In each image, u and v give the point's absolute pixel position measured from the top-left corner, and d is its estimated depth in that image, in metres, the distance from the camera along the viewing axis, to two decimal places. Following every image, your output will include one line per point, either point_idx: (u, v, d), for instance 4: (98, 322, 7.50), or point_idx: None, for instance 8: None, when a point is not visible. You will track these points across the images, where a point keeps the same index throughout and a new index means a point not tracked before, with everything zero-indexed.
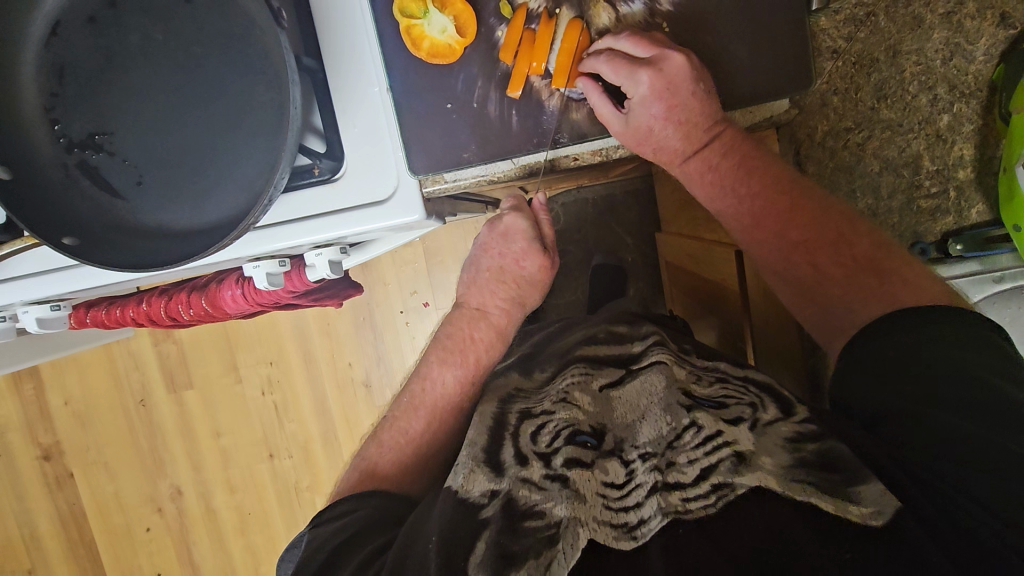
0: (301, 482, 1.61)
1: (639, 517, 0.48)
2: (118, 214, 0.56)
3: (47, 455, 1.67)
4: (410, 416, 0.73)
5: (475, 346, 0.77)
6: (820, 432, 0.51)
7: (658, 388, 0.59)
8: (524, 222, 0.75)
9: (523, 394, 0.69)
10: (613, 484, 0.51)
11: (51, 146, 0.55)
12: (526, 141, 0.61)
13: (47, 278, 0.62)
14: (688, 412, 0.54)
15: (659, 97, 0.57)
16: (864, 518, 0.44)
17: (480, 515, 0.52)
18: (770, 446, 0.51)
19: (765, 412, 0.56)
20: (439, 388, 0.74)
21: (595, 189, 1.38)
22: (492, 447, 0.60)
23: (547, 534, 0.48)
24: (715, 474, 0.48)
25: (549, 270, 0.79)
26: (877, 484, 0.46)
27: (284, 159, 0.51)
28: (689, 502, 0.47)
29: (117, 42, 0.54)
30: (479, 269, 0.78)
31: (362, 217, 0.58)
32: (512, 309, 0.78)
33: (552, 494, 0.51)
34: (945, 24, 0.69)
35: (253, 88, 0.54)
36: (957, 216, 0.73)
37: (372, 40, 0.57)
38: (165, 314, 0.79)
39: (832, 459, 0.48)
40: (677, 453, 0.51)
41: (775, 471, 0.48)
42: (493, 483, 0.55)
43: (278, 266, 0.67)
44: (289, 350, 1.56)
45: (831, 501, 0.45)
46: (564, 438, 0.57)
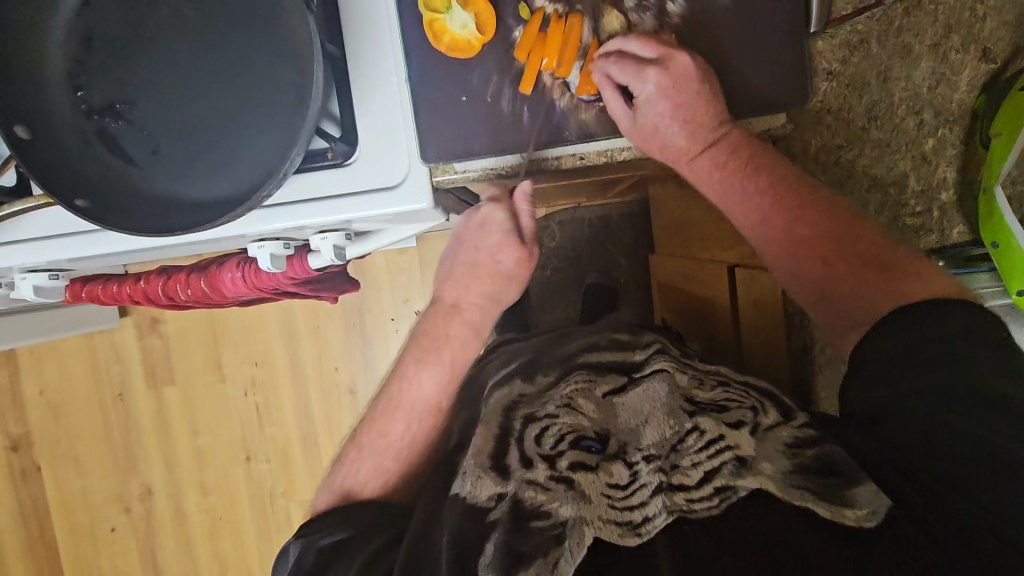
0: (276, 488, 1.58)
1: (644, 515, 0.49)
2: (130, 180, 0.57)
3: (14, 446, 1.62)
4: (388, 419, 0.73)
5: (449, 344, 0.72)
6: (817, 437, 0.54)
7: (661, 394, 0.60)
8: (502, 215, 0.69)
9: (525, 398, 0.67)
10: (618, 485, 0.51)
11: (71, 110, 0.56)
12: (537, 138, 0.62)
13: (51, 242, 0.62)
14: (690, 417, 0.56)
15: (665, 95, 0.59)
16: (860, 521, 0.47)
17: (487, 518, 0.53)
18: (771, 452, 0.53)
19: (766, 416, 0.58)
20: (418, 391, 0.72)
21: (591, 209, 1.42)
22: (498, 453, 0.59)
23: (555, 534, 0.49)
24: (720, 477, 0.50)
25: (529, 262, 0.72)
26: (871, 486, 0.49)
27: (300, 141, 0.54)
28: (693, 503, 0.49)
29: (148, 16, 0.56)
30: (455, 263, 0.72)
31: (370, 201, 0.60)
32: (487, 309, 0.72)
33: (557, 495, 0.52)
34: (932, 55, 0.70)
35: (276, 68, 0.56)
36: (941, 235, 0.76)
37: (394, 33, 0.59)
38: (162, 293, 0.78)
39: (829, 465, 0.51)
40: (681, 456, 0.52)
41: (774, 477, 0.50)
42: (500, 487, 0.56)
43: (282, 247, 0.68)
44: (277, 351, 1.55)
45: (829, 506, 0.48)
46: (568, 442, 0.57)
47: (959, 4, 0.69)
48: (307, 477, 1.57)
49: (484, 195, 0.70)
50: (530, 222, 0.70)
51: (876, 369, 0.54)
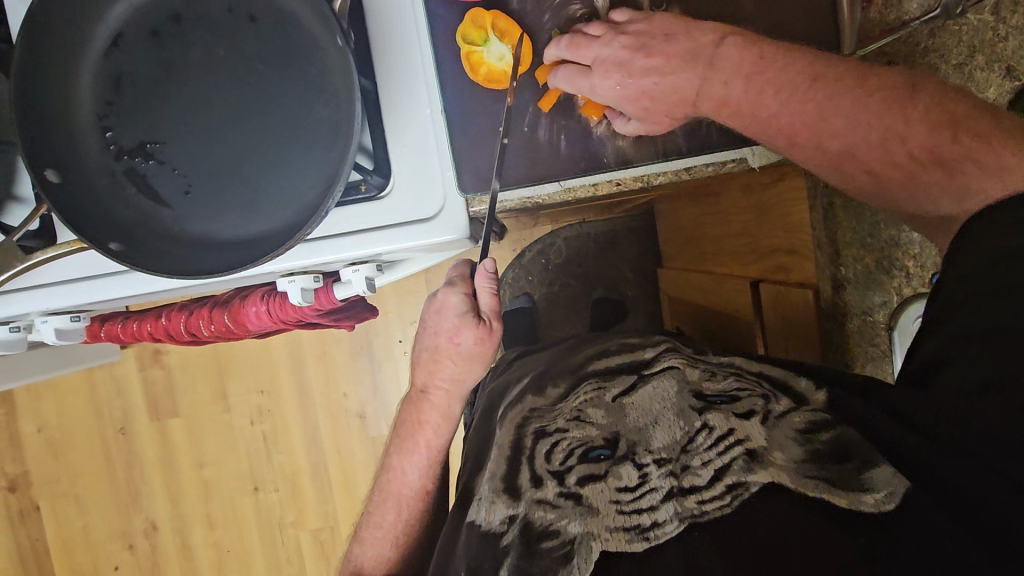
0: (285, 518, 1.55)
1: (655, 519, 0.45)
2: (164, 222, 0.56)
3: (12, 486, 1.57)
4: (381, 511, 0.74)
5: (423, 431, 0.73)
6: (832, 420, 0.51)
7: (669, 393, 0.56)
8: (457, 298, 0.67)
9: (537, 412, 0.62)
10: (625, 487, 0.48)
11: (101, 152, 0.55)
12: (572, 165, 0.61)
13: (78, 286, 0.61)
14: (699, 413, 0.52)
15: (613, 70, 0.57)
16: (879, 505, 0.44)
17: (501, 544, 0.50)
18: (782, 441, 0.49)
19: (777, 403, 0.53)
20: (401, 479, 0.74)
21: (597, 225, 1.42)
22: (509, 472, 0.56)
23: (563, 553, 0.46)
24: (731, 473, 0.46)
25: (490, 339, 0.69)
26: (886, 468, 0.46)
27: (340, 181, 0.52)
28: (705, 504, 0.45)
29: (179, 55, 0.55)
30: (419, 349, 0.72)
31: (408, 233, 0.60)
32: (453, 394, 0.71)
33: (566, 512, 0.49)
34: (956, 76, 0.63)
35: (310, 105, 0.56)
36: None
37: (426, 66, 0.59)
38: (184, 330, 0.77)
39: (843, 450, 0.48)
40: (691, 456, 0.48)
41: (787, 468, 0.46)
42: (511, 508, 0.52)
43: (313, 281, 0.68)
44: (283, 379, 1.53)
45: (846, 494, 0.44)
46: (577, 456, 0.53)
47: (982, 23, 0.61)
48: (317, 505, 1.54)
49: (450, 275, 0.70)
50: (488, 296, 0.68)
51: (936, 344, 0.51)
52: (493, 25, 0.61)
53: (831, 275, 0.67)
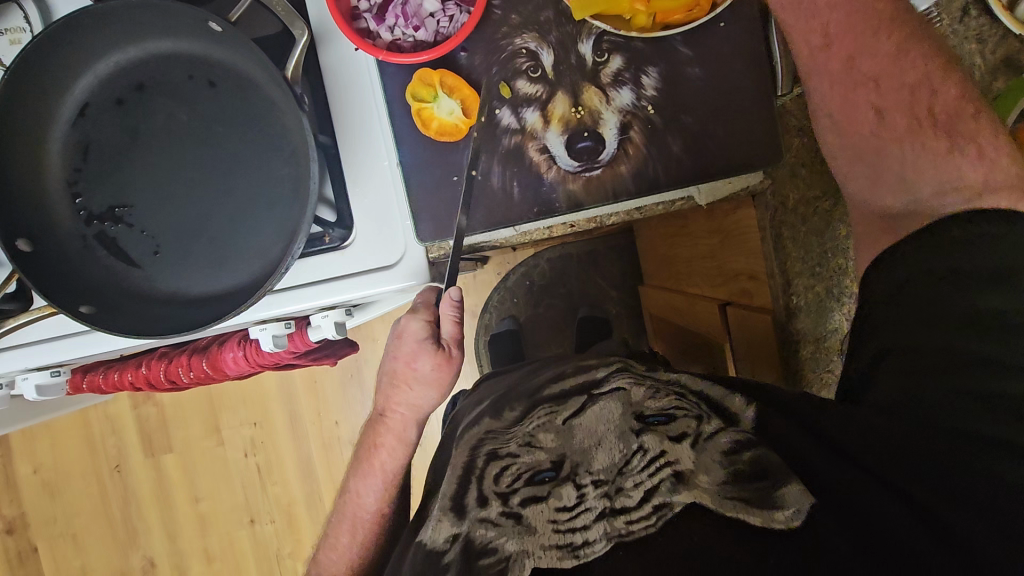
0: (282, 549, 1.56)
1: (585, 538, 0.47)
2: (133, 282, 0.58)
3: (10, 529, 1.58)
4: (338, 533, 0.75)
5: (379, 454, 0.75)
6: (753, 441, 0.52)
7: (614, 415, 0.55)
8: (419, 325, 0.69)
9: (491, 434, 0.62)
10: (564, 507, 0.49)
11: (72, 218, 0.57)
12: (527, 210, 0.62)
13: (56, 344, 0.63)
14: (637, 436, 0.52)
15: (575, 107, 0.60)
16: (788, 522, 0.45)
17: (442, 561, 0.51)
18: (708, 463, 0.50)
19: (709, 424, 0.54)
20: (357, 501, 0.75)
21: (577, 245, 1.44)
22: (457, 493, 0.57)
23: (499, 570, 0.48)
24: (657, 494, 0.48)
25: (450, 365, 0.71)
26: (798, 484, 0.48)
27: (300, 235, 0.54)
28: (632, 525, 0.47)
29: (142, 121, 0.58)
30: (381, 372, 0.74)
31: (372, 280, 0.62)
32: (409, 419, 0.73)
33: (505, 531, 0.50)
34: None
35: (271, 164, 0.58)
36: None
37: (383, 119, 0.62)
38: (164, 377, 0.77)
39: (763, 471, 0.49)
40: (625, 478, 0.49)
41: (709, 490, 0.47)
42: (456, 527, 0.53)
43: (284, 327, 0.70)
44: (274, 410, 1.54)
45: (759, 513, 0.46)
46: (523, 479, 0.53)
47: None
48: (314, 535, 1.55)
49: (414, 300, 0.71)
50: (449, 324, 0.69)
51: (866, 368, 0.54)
52: (443, 82, 0.62)
53: (786, 303, 0.69)
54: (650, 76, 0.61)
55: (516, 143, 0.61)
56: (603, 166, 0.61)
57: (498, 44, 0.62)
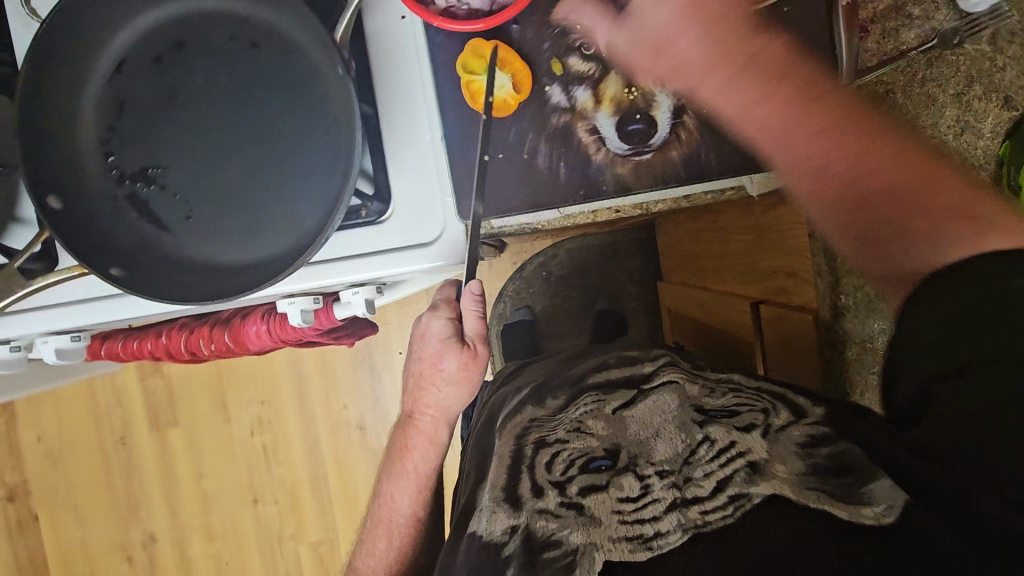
0: (284, 530, 1.55)
1: (657, 530, 0.43)
2: (163, 246, 0.56)
3: (11, 496, 1.57)
4: (375, 539, 0.75)
5: (410, 456, 0.73)
6: (833, 436, 0.47)
7: (671, 406, 0.55)
8: (442, 325, 0.68)
9: (536, 424, 0.61)
10: (628, 497, 0.47)
11: (103, 178, 0.56)
12: (572, 192, 0.61)
13: (79, 307, 0.62)
14: (700, 427, 0.51)
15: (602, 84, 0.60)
16: (879, 519, 0.39)
17: (502, 554, 0.49)
18: (784, 454, 0.47)
19: (777, 417, 0.51)
20: (392, 506, 0.74)
21: (597, 238, 1.42)
22: (509, 484, 0.55)
23: (566, 563, 0.44)
24: (732, 484, 0.44)
25: (477, 363, 0.69)
26: (887, 480, 0.42)
27: (340, 207, 0.51)
28: (708, 515, 0.43)
29: (180, 80, 0.56)
30: (408, 375, 0.73)
31: (409, 257, 0.60)
32: (439, 421, 0.71)
33: (567, 522, 0.48)
34: (955, 104, 0.65)
35: (312, 131, 0.56)
36: None
37: (428, 92, 0.60)
38: (185, 349, 0.76)
39: (848, 463, 0.44)
40: (692, 468, 0.47)
41: (789, 479, 0.44)
42: (513, 518, 0.51)
43: (312, 302, 0.68)
44: (283, 390, 1.53)
45: (845, 507, 0.40)
46: (578, 467, 0.52)
47: (980, 52, 0.64)
48: (317, 518, 1.54)
49: (438, 299, 0.71)
50: (473, 322, 0.68)
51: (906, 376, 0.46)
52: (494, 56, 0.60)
53: (832, 303, 0.68)
54: None
55: (565, 122, 0.61)
56: (653, 150, 0.60)
57: (552, 19, 0.60)
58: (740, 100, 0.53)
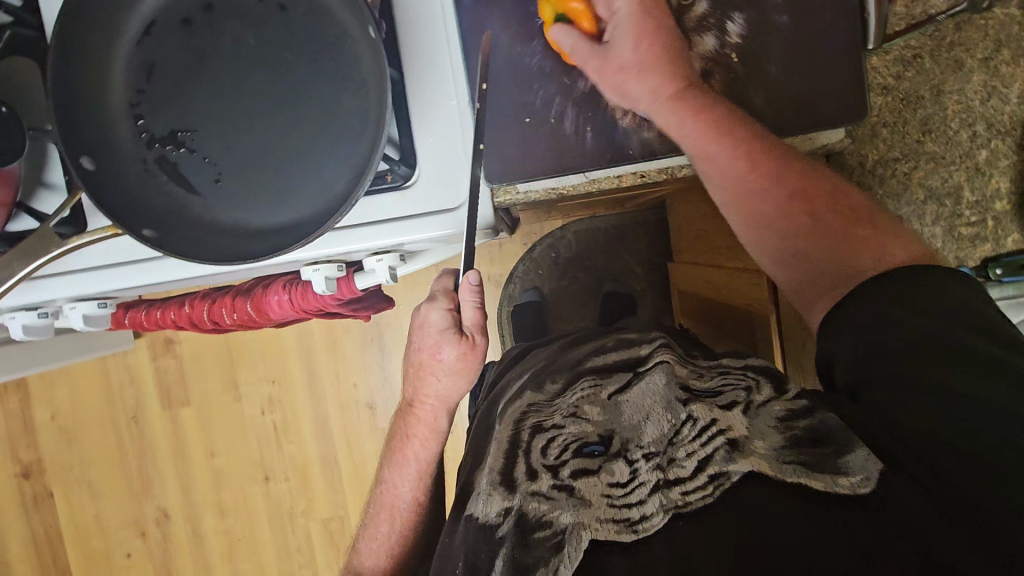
0: (295, 507, 1.57)
1: (642, 513, 0.47)
2: (192, 209, 0.56)
3: (26, 472, 1.59)
4: (377, 521, 0.77)
5: (412, 444, 0.75)
6: (812, 407, 0.52)
7: (659, 385, 0.55)
8: (438, 316, 0.68)
9: (534, 408, 0.62)
10: (618, 482, 0.50)
11: (133, 141, 0.56)
12: (600, 157, 0.63)
13: (109, 272, 0.63)
14: (684, 405, 0.53)
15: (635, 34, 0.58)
16: (853, 489, 0.45)
17: (496, 535, 0.52)
18: (763, 429, 0.51)
19: (759, 394, 0.55)
20: (394, 490, 0.76)
21: (608, 218, 1.41)
22: (506, 466, 0.56)
23: (555, 543, 0.48)
24: (712, 464, 0.48)
25: (474, 353, 0.69)
26: (862, 450, 0.47)
27: (369, 173, 0.53)
28: (688, 496, 0.47)
29: (209, 44, 0.56)
30: (409, 365, 0.73)
31: (435, 223, 0.61)
32: (440, 409, 0.72)
33: (559, 504, 0.51)
34: (983, 68, 0.75)
35: (341, 95, 0.56)
36: (995, 243, 0.79)
37: (453, 57, 0.60)
38: (207, 318, 0.77)
39: (823, 436, 0.49)
40: (676, 449, 0.50)
41: (767, 456, 0.48)
42: (507, 501, 0.53)
43: (336, 270, 0.68)
44: (294, 369, 1.54)
45: (822, 478, 0.45)
46: (572, 451, 0.55)
47: (1010, 16, 0.74)
48: (327, 495, 1.56)
49: (437, 287, 0.71)
50: (471, 313, 0.68)
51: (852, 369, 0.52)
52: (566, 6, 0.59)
53: None
54: (735, 23, 0.59)
55: (592, 87, 0.62)
56: None
57: None
58: (701, 133, 0.57)
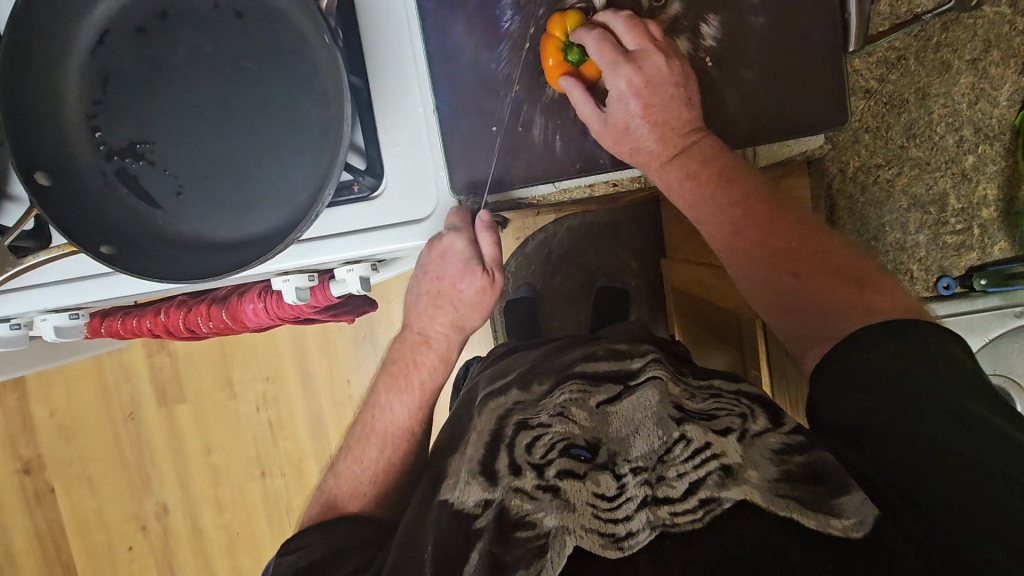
0: (292, 502, 1.57)
1: (628, 529, 0.46)
2: (155, 223, 0.55)
3: (27, 468, 1.60)
4: (364, 445, 0.70)
5: (417, 371, 0.68)
6: (808, 444, 0.50)
7: (652, 401, 0.55)
8: (462, 245, 0.61)
9: (519, 406, 0.63)
10: (604, 495, 0.48)
11: (91, 153, 0.55)
12: (569, 165, 0.63)
13: (75, 286, 0.62)
14: (678, 424, 0.51)
15: (637, 93, 0.57)
16: (845, 532, 0.44)
17: (474, 526, 0.51)
18: (757, 458, 0.50)
19: (754, 423, 0.54)
20: (388, 416, 0.69)
21: (600, 212, 1.39)
22: (486, 458, 0.57)
23: (538, 545, 0.46)
24: (704, 487, 0.46)
25: (493, 290, 0.65)
26: (859, 494, 0.46)
27: (332, 178, 0.50)
28: (678, 517, 0.46)
29: (165, 53, 0.54)
30: (419, 292, 0.66)
31: (402, 234, 0.61)
32: (454, 336, 0.68)
33: (543, 505, 0.49)
34: (971, 70, 0.76)
35: (301, 105, 0.55)
36: (981, 252, 0.79)
37: (417, 63, 0.60)
38: (183, 326, 0.75)
39: (817, 471, 0.48)
40: (667, 467, 0.49)
41: (761, 487, 0.46)
42: (487, 492, 0.53)
43: (307, 280, 0.68)
44: (287, 366, 1.54)
45: (816, 517, 0.45)
46: (558, 450, 0.53)
47: (999, 17, 0.74)
48: None
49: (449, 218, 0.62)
50: (491, 243, 0.63)
51: (846, 402, 0.51)
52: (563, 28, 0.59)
53: None
54: (710, 24, 0.60)
55: (561, 95, 0.62)
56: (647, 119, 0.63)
57: None
58: (680, 172, 0.60)
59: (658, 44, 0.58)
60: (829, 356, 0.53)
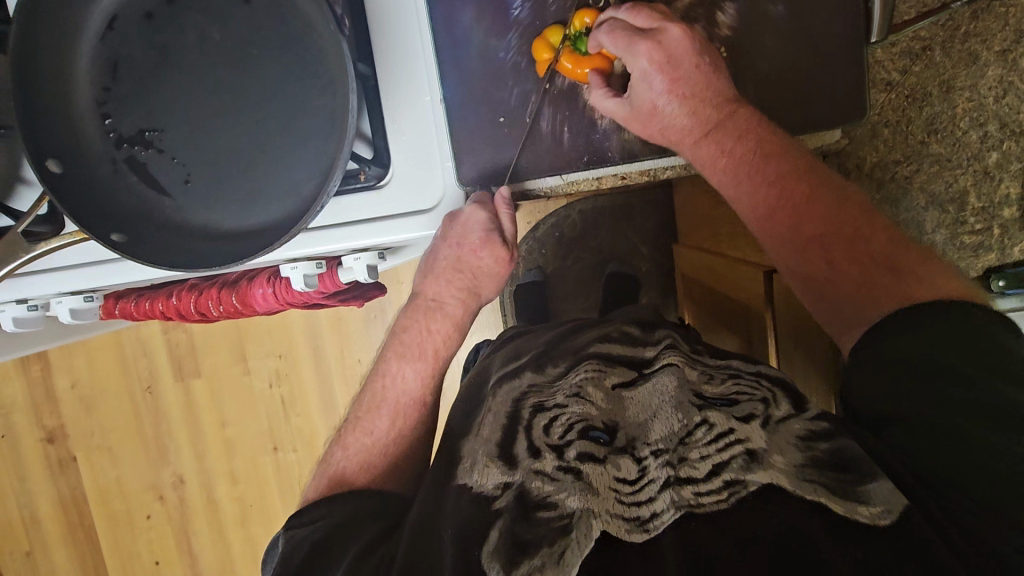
0: (304, 477, 1.61)
1: (653, 511, 0.45)
2: (164, 211, 0.56)
3: (50, 437, 1.66)
4: (373, 416, 0.67)
5: (431, 338, 0.67)
6: (832, 432, 0.50)
7: (669, 387, 0.54)
8: (486, 215, 0.61)
9: (535, 388, 0.63)
10: (625, 479, 0.47)
11: (102, 141, 0.55)
12: (576, 158, 0.64)
13: (93, 270, 0.64)
14: (699, 410, 0.51)
15: (659, 67, 0.58)
16: (872, 519, 0.43)
17: (493, 507, 0.51)
18: (781, 444, 0.48)
19: (777, 408, 0.53)
20: (400, 385, 0.67)
21: (612, 197, 1.37)
22: (504, 441, 0.56)
23: (561, 526, 0.46)
24: (728, 470, 0.46)
25: (507, 262, 0.66)
26: (886, 483, 0.45)
27: (337, 170, 0.50)
28: (701, 497, 0.45)
29: (172, 38, 0.54)
30: (434, 259, 0.64)
31: (407, 223, 0.62)
32: (470, 303, 0.67)
33: (565, 486, 0.48)
34: (1000, 61, 0.74)
35: (306, 92, 0.54)
36: (1001, 253, 0.77)
37: (425, 51, 0.60)
38: (194, 310, 0.76)
39: (842, 460, 0.47)
40: (689, 449, 0.48)
41: (786, 472, 0.46)
42: (507, 475, 0.52)
43: (315, 267, 0.69)
44: (300, 343, 1.56)
45: (842, 503, 0.44)
46: (576, 431, 0.52)
47: None
48: None
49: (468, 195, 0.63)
50: (511, 221, 0.64)
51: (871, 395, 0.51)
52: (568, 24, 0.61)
53: None
54: (726, 14, 0.60)
55: (570, 84, 0.62)
56: None
57: None
58: (714, 149, 0.60)
59: (666, 18, 0.58)
60: (859, 342, 0.53)
